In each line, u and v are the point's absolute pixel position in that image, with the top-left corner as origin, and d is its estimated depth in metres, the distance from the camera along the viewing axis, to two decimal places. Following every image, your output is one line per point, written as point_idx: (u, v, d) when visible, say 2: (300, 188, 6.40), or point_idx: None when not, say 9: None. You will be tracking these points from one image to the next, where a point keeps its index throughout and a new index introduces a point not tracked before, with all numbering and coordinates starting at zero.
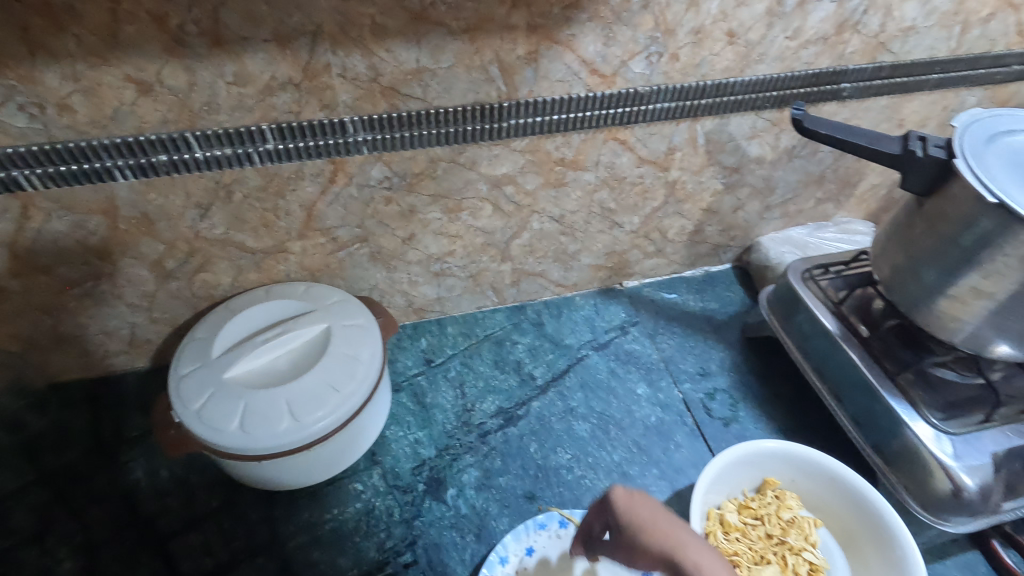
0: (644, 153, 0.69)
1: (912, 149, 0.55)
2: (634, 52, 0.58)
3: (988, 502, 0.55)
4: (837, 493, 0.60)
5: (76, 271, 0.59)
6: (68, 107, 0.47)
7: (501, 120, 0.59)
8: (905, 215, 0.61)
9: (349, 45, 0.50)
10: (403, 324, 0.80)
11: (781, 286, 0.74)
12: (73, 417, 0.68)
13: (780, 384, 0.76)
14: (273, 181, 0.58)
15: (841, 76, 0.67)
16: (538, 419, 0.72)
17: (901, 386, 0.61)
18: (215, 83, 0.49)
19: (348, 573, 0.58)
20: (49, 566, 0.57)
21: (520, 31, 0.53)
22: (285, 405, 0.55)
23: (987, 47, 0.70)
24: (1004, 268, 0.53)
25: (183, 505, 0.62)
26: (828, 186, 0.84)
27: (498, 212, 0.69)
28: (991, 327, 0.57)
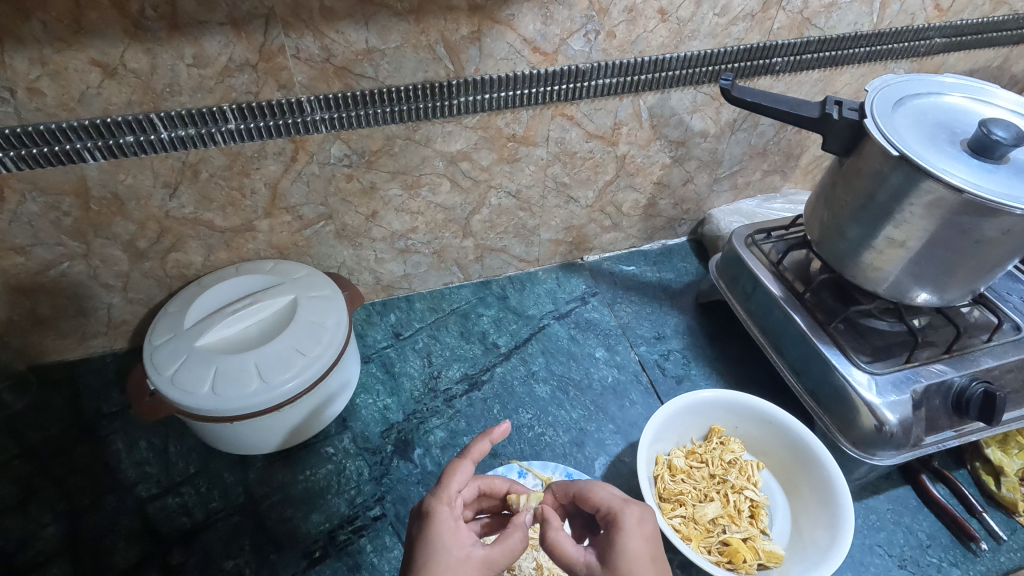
0: (591, 128, 0.73)
1: (828, 113, 0.58)
2: (572, 31, 0.62)
3: (909, 435, 0.60)
4: (775, 435, 0.65)
5: (51, 252, 0.62)
6: (37, 91, 0.50)
7: (451, 98, 0.63)
8: (830, 176, 0.64)
9: (301, 28, 0.53)
10: (373, 302, 0.84)
11: (726, 252, 0.79)
12: (54, 397, 0.71)
13: (729, 346, 0.81)
14: (238, 160, 0.61)
15: (772, 51, 0.72)
16: (501, 383, 0.76)
17: (832, 334, 0.65)
18: (175, 65, 0.52)
19: (319, 527, 0.61)
20: (33, 531, 0.60)
21: (461, 12, 0.57)
22: (254, 368, 0.59)
23: (908, 22, 0.76)
24: (912, 217, 0.55)
25: (162, 473, 0.65)
26: (772, 158, 0.88)
27: (456, 188, 0.73)
28: (910, 276, 0.59)
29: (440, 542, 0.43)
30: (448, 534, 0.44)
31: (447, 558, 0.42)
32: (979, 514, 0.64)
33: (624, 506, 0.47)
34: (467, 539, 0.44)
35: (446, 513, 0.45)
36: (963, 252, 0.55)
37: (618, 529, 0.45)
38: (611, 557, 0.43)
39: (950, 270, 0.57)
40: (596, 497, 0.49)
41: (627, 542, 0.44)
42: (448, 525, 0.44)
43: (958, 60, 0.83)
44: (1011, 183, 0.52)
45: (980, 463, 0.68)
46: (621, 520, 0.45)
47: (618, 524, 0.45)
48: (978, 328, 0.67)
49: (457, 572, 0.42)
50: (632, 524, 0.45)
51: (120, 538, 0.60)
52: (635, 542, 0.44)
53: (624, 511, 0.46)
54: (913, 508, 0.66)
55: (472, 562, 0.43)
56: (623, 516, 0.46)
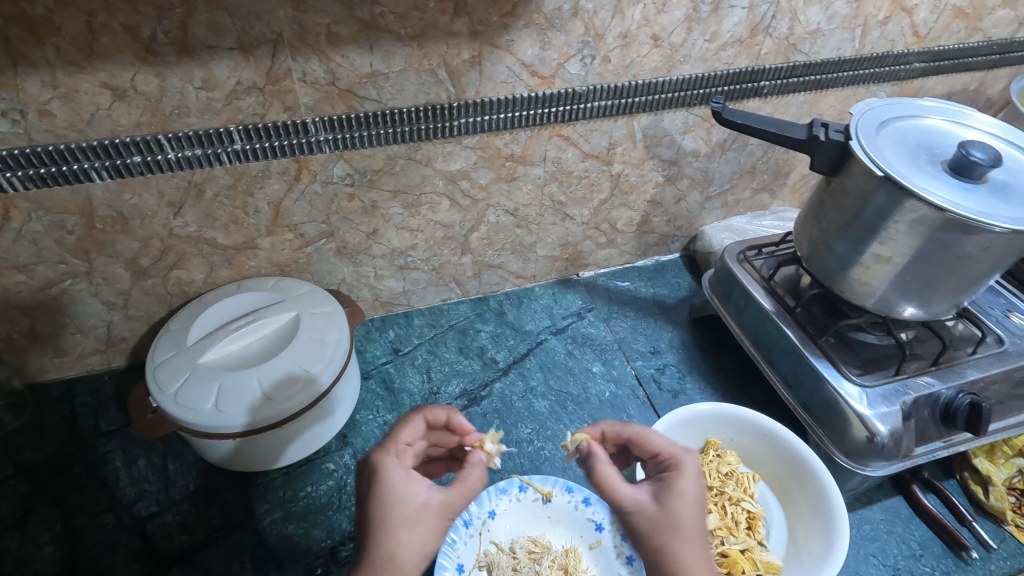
0: (587, 148, 0.75)
1: (815, 135, 0.60)
2: (569, 55, 0.64)
3: (900, 446, 0.61)
4: (770, 448, 0.67)
5: (54, 271, 0.63)
6: (47, 112, 0.51)
7: (452, 119, 0.65)
8: (818, 195, 0.66)
9: (307, 52, 0.55)
10: (371, 318, 0.85)
11: (719, 269, 0.80)
12: (51, 416, 0.71)
13: (722, 359, 0.83)
14: (242, 180, 0.62)
15: (760, 75, 0.75)
16: (500, 398, 0.76)
17: (824, 348, 0.67)
18: (184, 88, 0.54)
19: (320, 544, 0.61)
20: (30, 551, 0.60)
21: (463, 37, 0.59)
22: (257, 385, 0.59)
23: (888, 47, 0.79)
24: (897, 235, 0.57)
25: (161, 491, 0.65)
26: (761, 177, 0.91)
27: (455, 206, 0.75)
28: (897, 291, 0.61)
29: (395, 492, 0.43)
30: (399, 484, 0.43)
31: (403, 509, 0.42)
32: (969, 524, 0.66)
33: (686, 451, 0.48)
34: (420, 485, 0.44)
35: (394, 461, 0.45)
36: (946, 268, 0.57)
37: (678, 472, 0.46)
38: (666, 498, 0.45)
39: (935, 285, 0.59)
40: (653, 441, 0.50)
41: (688, 486, 0.45)
42: (397, 472, 0.44)
43: (936, 83, 0.87)
44: (988, 202, 0.54)
45: (968, 473, 0.69)
46: (684, 465, 0.47)
47: (678, 467, 0.47)
48: (962, 341, 0.69)
49: (415, 520, 0.42)
50: (694, 470, 0.46)
51: (119, 556, 0.60)
52: (692, 488, 0.45)
53: (687, 457, 0.47)
54: (906, 518, 0.67)
55: (429, 506, 0.43)
56: (686, 461, 0.47)
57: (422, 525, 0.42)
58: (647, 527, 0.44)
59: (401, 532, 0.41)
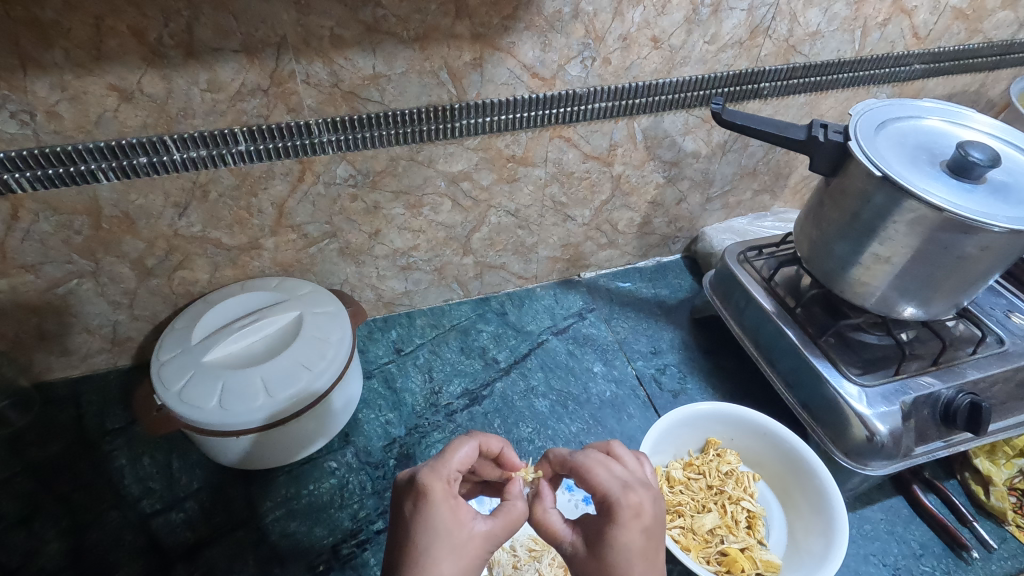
0: (588, 149, 0.76)
1: (814, 135, 0.61)
2: (569, 57, 0.65)
3: (899, 446, 0.61)
4: (769, 446, 0.67)
5: (61, 270, 0.64)
6: (55, 114, 0.52)
7: (454, 120, 0.66)
8: (817, 196, 0.66)
9: (311, 55, 0.56)
10: (374, 318, 0.86)
11: (720, 269, 0.81)
12: (57, 413, 0.72)
13: (723, 359, 0.83)
14: (246, 181, 0.63)
15: (760, 77, 0.76)
16: (502, 398, 0.77)
17: (824, 348, 0.67)
18: (190, 90, 0.54)
19: (323, 541, 0.62)
20: (36, 547, 0.60)
21: (464, 40, 0.60)
22: (261, 383, 0.60)
23: (888, 49, 0.79)
24: (896, 235, 0.57)
25: (165, 488, 0.66)
26: (762, 178, 0.91)
27: (456, 207, 0.75)
28: (896, 290, 0.61)
29: (442, 522, 0.41)
30: (448, 515, 0.41)
31: (450, 541, 0.40)
32: (970, 523, 0.66)
33: (623, 495, 0.41)
34: (467, 516, 0.42)
35: (445, 489, 0.42)
36: (945, 268, 0.57)
37: (612, 521, 0.41)
38: (601, 548, 0.40)
39: (934, 285, 0.59)
40: (595, 478, 0.43)
41: (620, 538, 0.40)
42: (447, 504, 0.42)
43: (937, 84, 0.87)
44: (987, 202, 0.54)
45: (969, 473, 0.69)
46: (617, 514, 0.41)
47: (612, 517, 0.41)
48: (963, 342, 0.69)
49: (460, 553, 0.40)
50: (629, 518, 0.40)
51: (124, 553, 0.60)
52: (633, 539, 0.40)
53: (620, 503, 0.41)
54: (906, 518, 0.67)
55: (475, 540, 0.41)
56: (618, 509, 0.40)
57: (466, 560, 0.40)
58: (583, 573, 0.42)
59: (443, 565, 0.39)
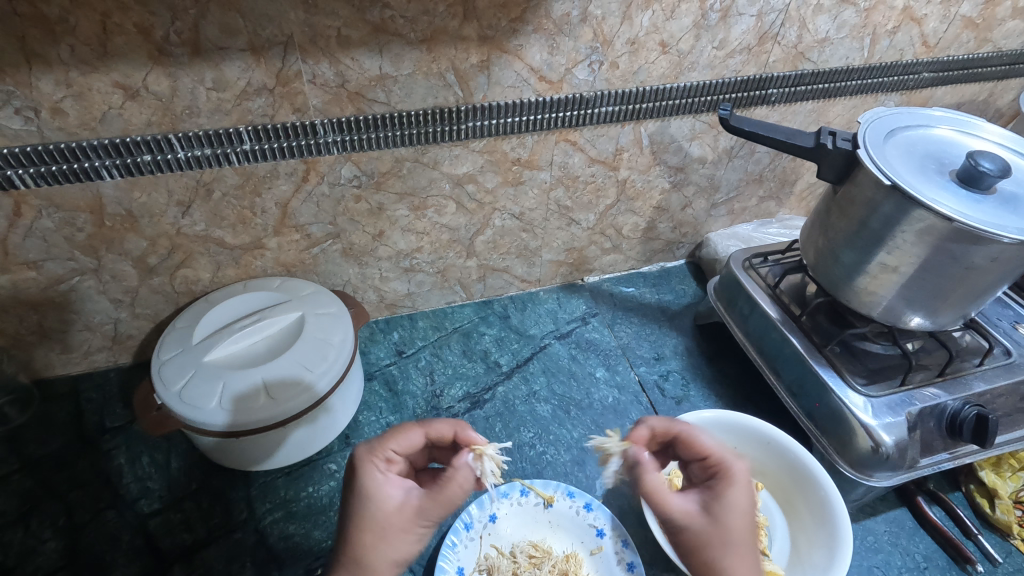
0: (593, 153, 0.75)
1: (822, 143, 0.60)
2: (577, 61, 0.65)
3: (905, 457, 0.61)
4: (772, 455, 0.66)
5: (62, 267, 0.63)
6: (60, 111, 0.52)
7: (460, 122, 0.65)
8: (825, 203, 0.66)
9: (317, 55, 0.55)
10: (376, 319, 0.85)
11: (724, 275, 0.80)
12: (57, 411, 0.72)
13: (726, 367, 0.82)
14: (250, 180, 0.63)
15: (768, 83, 0.75)
16: (503, 402, 0.76)
17: (829, 357, 0.67)
18: (195, 88, 0.54)
19: (322, 545, 0.62)
20: (33, 546, 0.60)
21: (472, 42, 0.59)
22: (261, 384, 0.59)
23: (897, 56, 0.79)
24: (904, 244, 0.57)
25: (164, 488, 0.66)
26: (768, 185, 0.91)
27: (461, 209, 0.75)
28: (903, 300, 0.60)
29: (365, 492, 0.44)
30: (375, 487, 0.44)
31: (377, 512, 0.43)
32: (975, 537, 0.65)
33: (733, 459, 0.47)
34: (395, 488, 0.44)
35: (373, 466, 0.45)
36: (952, 279, 0.56)
37: (728, 483, 0.45)
38: (716, 511, 0.44)
39: (942, 296, 0.58)
40: (700, 444, 0.49)
41: (734, 497, 0.44)
42: (375, 477, 0.44)
43: (945, 93, 0.87)
44: (997, 213, 0.54)
45: (974, 486, 0.69)
46: (731, 474, 0.46)
47: (726, 477, 0.46)
48: (969, 352, 0.69)
49: (386, 525, 0.42)
50: (743, 480, 0.45)
51: (121, 553, 0.60)
52: (742, 502, 0.44)
53: (735, 466, 0.46)
54: (910, 530, 0.67)
55: (404, 512, 0.43)
56: (733, 470, 0.46)
57: (393, 531, 0.42)
58: (697, 543, 0.43)
59: (369, 536, 0.42)
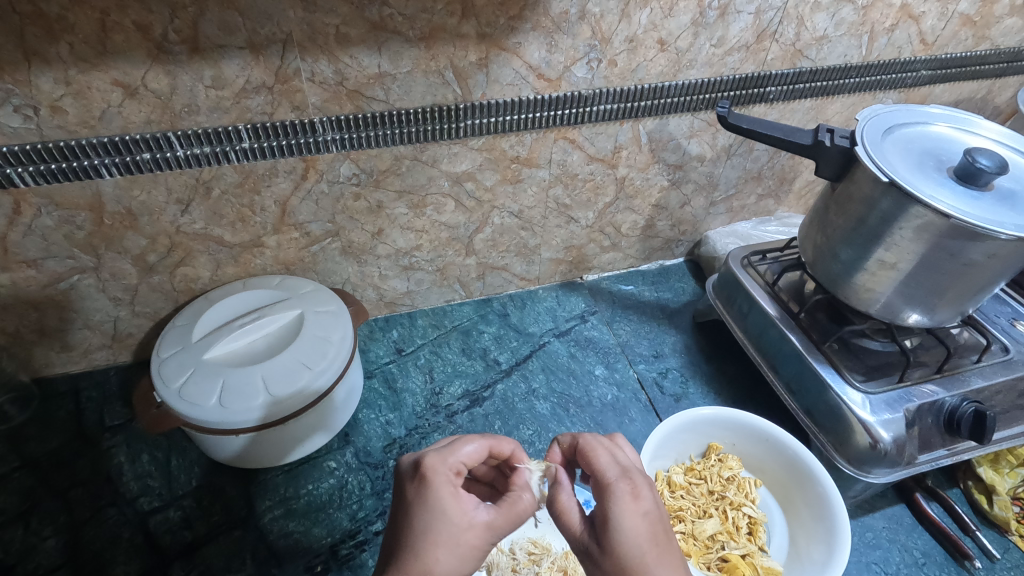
0: (592, 151, 0.75)
1: (821, 140, 0.60)
2: (575, 58, 0.65)
3: (903, 453, 0.61)
4: (771, 452, 0.66)
5: (62, 266, 0.63)
6: (59, 109, 0.52)
7: (458, 120, 0.66)
8: (823, 201, 0.66)
9: (316, 53, 0.55)
10: (376, 318, 0.86)
11: (723, 273, 0.80)
12: (56, 409, 0.72)
13: (725, 364, 0.83)
14: (249, 178, 0.63)
15: (766, 80, 0.75)
16: (503, 400, 0.77)
17: (827, 354, 0.67)
18: (194, 86, 0.54)
19: (321, 542, 0.62)
20: (33, 544, 0.60)
21: (470, 39, 0.59)
22: (261, 382, 0.59)
23: (895, 54, 0.79)
24: (902, 241, 0.57)
25: (164, 485, 0.66)
26: (767, 183, 0.91)
27: (460, 207, 0.75)
28: (900, 297, 0.61)
29: (442, 508, 0.40)
30: (448, 499, 0.41)
31: (450, 527, 0.40)
32: (973, 533, 0.65)
33: (620, 479, 0.41)
34: (468, 503, 0.42)
35: (443, 475, 0.42)
36: (950, 275, 0.57)
37: (610, 503, 0.40)
38: (603, 534, 0.39)
39: (939, 292, 0.58)
40: (597, 460, 0.44)
41: (623, 520, 0.39)
42: (446, 490, 0.41)
43: (944, 91, 0.87)
44: (994, 209, 0.54)
45: (972, 482, 0.69)
46: (614, 494, 0.40)
47: (607, 496, 0.40)
48: (967, 349, 0.69)
49: (456, 541, 0.40)
50: (625, 496, 0.40)
51: (121, 551, 0.60)
52: (629, 521, 0.39)
53: (616, 480, 0.41)
54: (908, 526, 0.67)
55: (474, 529, 0.41)
56: (615, 488, 0.40)
57: (461, 549, 0.40)
58: (599, 570, 0.39)
59: (439, 552, 0.39)
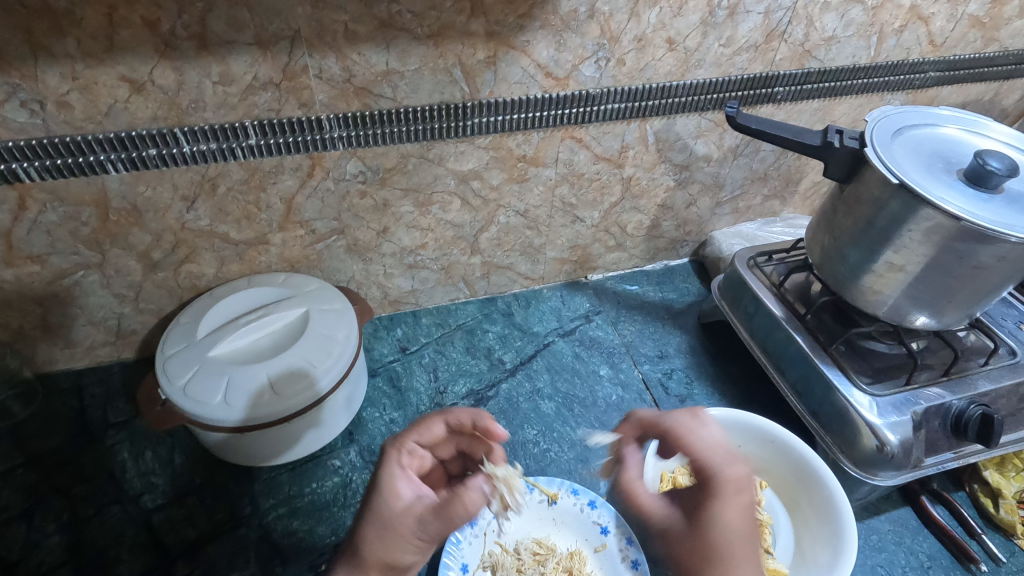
0: (599, 151, 0.75)
1: (830, 141, 0.60)
2: (584, 57, 0.64)
3: (909, 456, 0.61)
4: (777, 454, 0.66)
5: (67, 262, 0.63)
6: (66, 104, 0.52)
7: (466, 118, 0.65)
8: (831, 202, 0.66)
9: (324, 49, 0.55)
10: (380, 316, 0.85)
11: (729, 274, 0.80)
12: (59, 405, 0.72)
13: (730, 365, 0.82)
14: (255, 175, 0.63)
15: (774, 81, 0.75)
16: (507, 399, 0.76)
17: (834, 356, 0.67)
18: (201, 82, 0.54)
19: (325, 540, 0.61)
20: (37, 540, 0.60)
21: (478, 37, 0.59)
22: (266, 380, 0.59)
23: (903, 56, 0.79)
24: (911, 243, 0.56)
25: (167, 483, 0.65)
26: (773, 184, 0.91)
27: (465, 206, 0.75)
28: (908, 299, 0.60)
29: (380, 485, 0.49)
30: (389, 480, 0.49)
31: (383, 508, 0.48)
32: (978, 536, 0.65)
33: (725, 466, 0.43)
34: (406, 489, 0.49)
35: (393, 457, 0.51)
36: (959, 278, 0.56)
37: (715, 496, 0.42)
38: (706, 524, 0.42)
39: (948, 295, 0.58)
40: (693, 442, 0.45)
41: (726, 512, 0.42)
42: (392, 472, 0.50)
43: (951, 92, 0.87)
44: (1005, 212, 0.54)
45: (977, 485, 0.69)
46: (720, 487, 0.42)
47: (718, 490, 0.42)
48: (974, 352, 0.69)
49: (386, 523, 0.47)
50: (735, 495, 0.42)
51: (125, 548, 0.60)
52: (733, 515, 0.42)
53: (729, 476, 0.42)
54: (914, 529, 0.67)
55: (409, 514, 0.48)
56: (723, 480, 0.42)
57: (390, 532, 0.47)
58: (683, 552, 0.43)
59: (370, 529, 0.47)
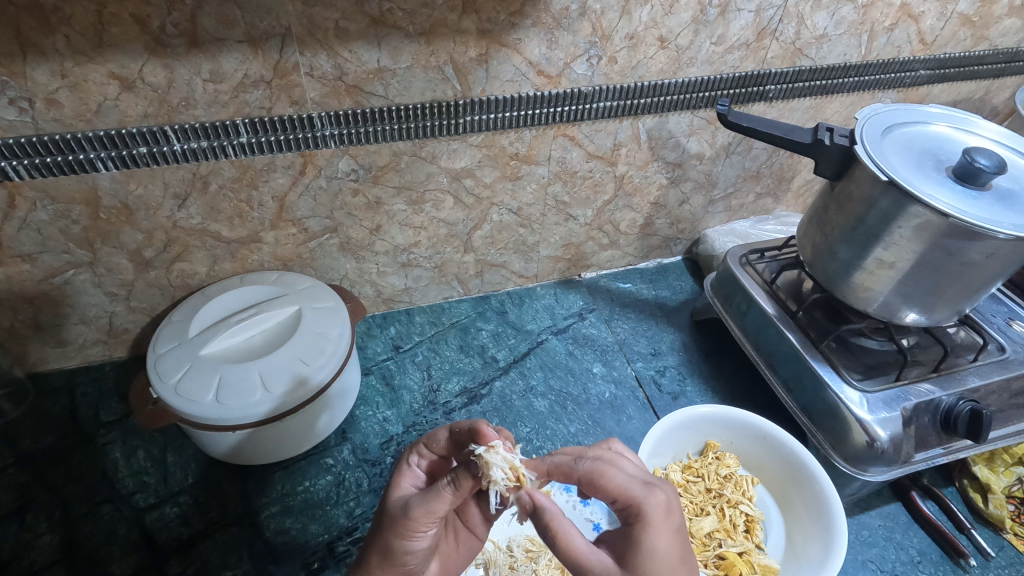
0: (592, 148, 0.75)
1: (820, 139, 0.60)
2: (576, 55, 0.64)
3: (899, 452, 0.61)
4: (769, 451, 0.67)
5: (58, 260, 0.63)
6: (55, 102, 0.51)
7: (458, 116, 0.65)
8: (822, 199, 0.66)
9: (315, 47, 0.55)
10: (373, 314, 0.85)
11: (721, 271, 0.80)
12: (51, 405, 0.71)
13: (723, 362, 0.83)
14: (247, 173, 0.62)
15: (766, 79, 0.75)
16: (500, 397, 0.76)
17: (825, 352, 0.67)
18: (192, 80, 0.54)
19: (318, 539, 0.62)
20: (28, 540, 0.60)
21: (470, 35, 0.59)
22: (258, 378, 0.59)
23: (894, 54, 0.79)
24: (901, 240, 0.57)
25: (160, 482, 0.65)
26: (765, 181, 0.91)
27: (458, 204, 0.75)
28: (898, 296, 0.61)
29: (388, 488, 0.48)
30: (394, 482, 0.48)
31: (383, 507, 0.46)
32: (967, 531, 0.66)
33: (647, 493, 0.37)
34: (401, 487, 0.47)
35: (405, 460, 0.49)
36: (948, 274, 0.57)
37: (643, 525, 0.37)
38: (635, 561, 0.36)
39: (937, 291, 0.59)
40: (612, 481, 0.39)
41: (655, 541, 0.36)
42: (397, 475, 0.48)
43: (942, 91, 0.87)
44: (994, 209, 0.54)
45: (968, 481, 0.70)
46: (646, 515, 0.37)
47: (641, 518, 0.37)
48: (963, 348, 0.69)
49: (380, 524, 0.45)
50: (661, 520, 0.37)
51: (117, 547, 0.60)
52: (662, 543, 0.36)
53: (650, 502, 0.37)
54: (904, 525, 0.67)
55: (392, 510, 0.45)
56: (648, 510, 0.37)
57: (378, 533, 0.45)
58: None
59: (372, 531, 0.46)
